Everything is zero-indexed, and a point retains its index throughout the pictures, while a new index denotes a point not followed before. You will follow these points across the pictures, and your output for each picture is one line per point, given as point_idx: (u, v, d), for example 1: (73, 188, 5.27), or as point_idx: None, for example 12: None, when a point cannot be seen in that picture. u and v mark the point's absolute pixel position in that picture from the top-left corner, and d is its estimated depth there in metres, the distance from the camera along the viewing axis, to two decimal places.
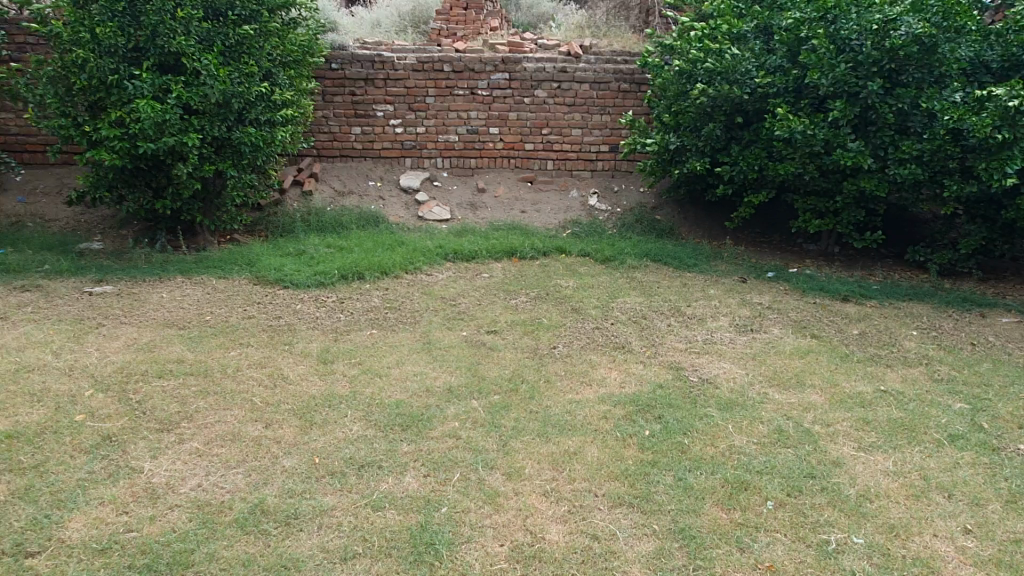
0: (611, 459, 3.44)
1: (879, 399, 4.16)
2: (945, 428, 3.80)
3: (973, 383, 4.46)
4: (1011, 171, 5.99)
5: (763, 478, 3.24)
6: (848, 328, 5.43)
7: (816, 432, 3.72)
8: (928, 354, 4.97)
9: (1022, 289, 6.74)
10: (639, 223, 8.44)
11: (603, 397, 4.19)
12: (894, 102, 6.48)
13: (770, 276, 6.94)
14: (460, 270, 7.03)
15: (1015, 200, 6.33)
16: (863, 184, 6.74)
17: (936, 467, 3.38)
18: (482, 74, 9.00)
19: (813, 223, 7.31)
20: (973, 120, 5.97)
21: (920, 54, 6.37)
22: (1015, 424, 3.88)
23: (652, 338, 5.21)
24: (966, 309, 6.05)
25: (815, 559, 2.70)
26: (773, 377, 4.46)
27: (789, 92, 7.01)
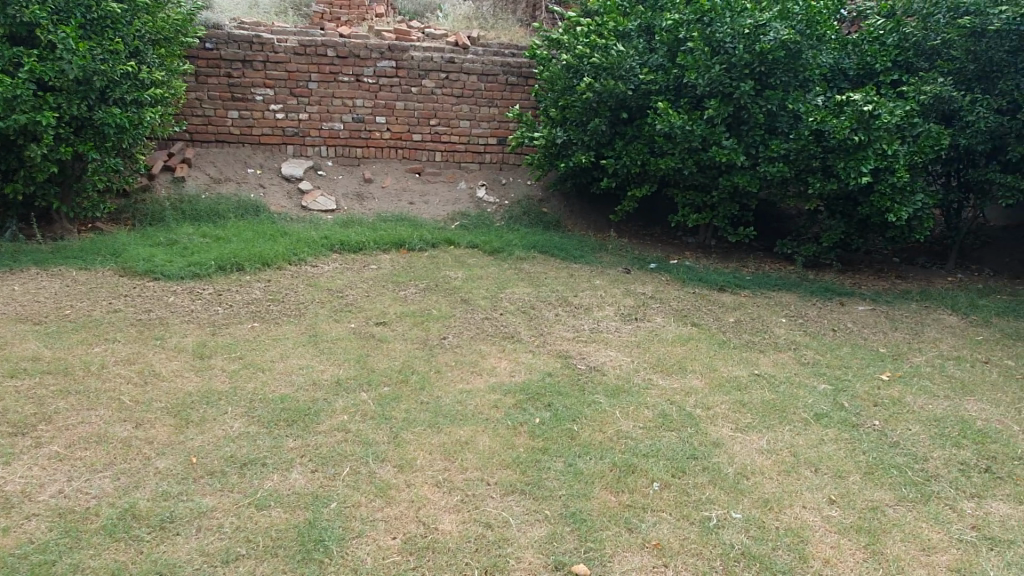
0: (502, 448, 3.45)
1: (753, 382, 4.41)
2: (811, 408, 4.06)
3: (834, 366, 4.80)
4: (866, 170, 6.50)
5: (648, 461, 3.35)
6: (724, 317, 5.71)
7: (697, 415, 3.89)
8: (795, 339, 5.31)
9: (875, 279, 7.33)
10: (527, 215, 8.53)
11: (493, 386, 4.21)
12: (764, 103, 6.86)
13: (652, 267, 7.20)
14: (346, 261, 6.85)
15: (869, 197, 6.87)
16: (737, 180, 7.11)
17: (804, 444, 3.62)
18: (368, 61, 8.81)
19: (691, 217, 7.65)
20: (833, 122, 6.49)
21: (786, 59, 6.78)
22: (871, 402, 4.22)
23: (541, 328, 5.28)
24: (827, 298, 6.52)
25: (698, 535, 2.82)
26: (656, 364, 4.62)
27: (670, 91, 7.25)
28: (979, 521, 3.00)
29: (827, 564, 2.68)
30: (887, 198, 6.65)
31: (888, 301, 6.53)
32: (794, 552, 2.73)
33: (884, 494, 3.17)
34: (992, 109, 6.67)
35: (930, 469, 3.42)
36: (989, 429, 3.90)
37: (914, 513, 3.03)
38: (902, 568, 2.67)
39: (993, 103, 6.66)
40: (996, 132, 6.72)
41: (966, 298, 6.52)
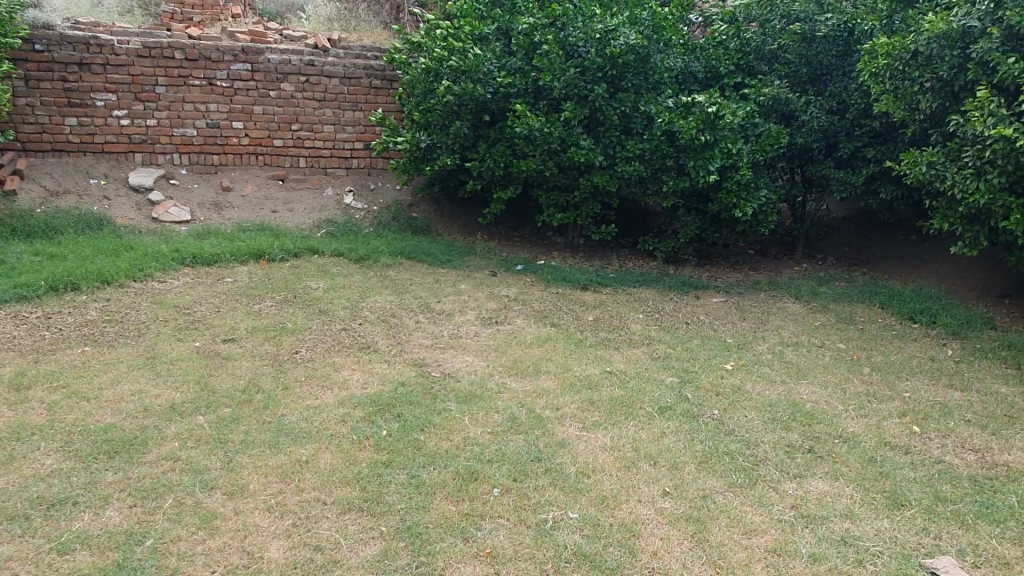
0: (344, 464, 3.35)
1: (604, 378, 4.51)
2: (657, 401, 4.19)
3: (682, 358, 4.99)
4: (713, 168, 6.82)
5: (492, 466, 3.35)
6: (583, 316, 5.82)
7: (545, 416, 3.93)
8: (649, 334, 5.48)
9: (729, 272, 7.70)
10: (395, 221, 8.39)
11: (343, 399, 4.08)
12: (618, 105, 7.07)
13: (518, 268, 7.26)
14: (199, 275, 6.49)
15: (719, 194, 7.20)
16: (596, 179, 7.27)
17: (646, 438, 3.72)
18: (220, 63, 8.41)
19: (556, 217, 7.74)
20: (681, 123, 6.75)
21: (636, 62, 7.01)
22: (714, 391, 4.40)
23: (399, 336, 5.20)
24: (684, 292, 6.78)
25: (532, 538, 2.83)
26: (511, 367, 4.65)
27: (530, 93, 7.33)
28: (797, 500, 3.17)
29: (654, 556, 2.75)
30: (734, 194, 7.01)
31: (739, 292, 6.86)
32: (624, 548, 2.79)
33: (715, 481, 3.30)
34: (824, 110, 7.15)
35: (759, 453, 3.60)
36: (816, 411, 4.15)
37: (740, 498, 3.17)
38: (723, 553, 2.77)
39: (824, 104, 7.17)
40: (829, 131, 7.23)
41: (808, 286, 6.94)
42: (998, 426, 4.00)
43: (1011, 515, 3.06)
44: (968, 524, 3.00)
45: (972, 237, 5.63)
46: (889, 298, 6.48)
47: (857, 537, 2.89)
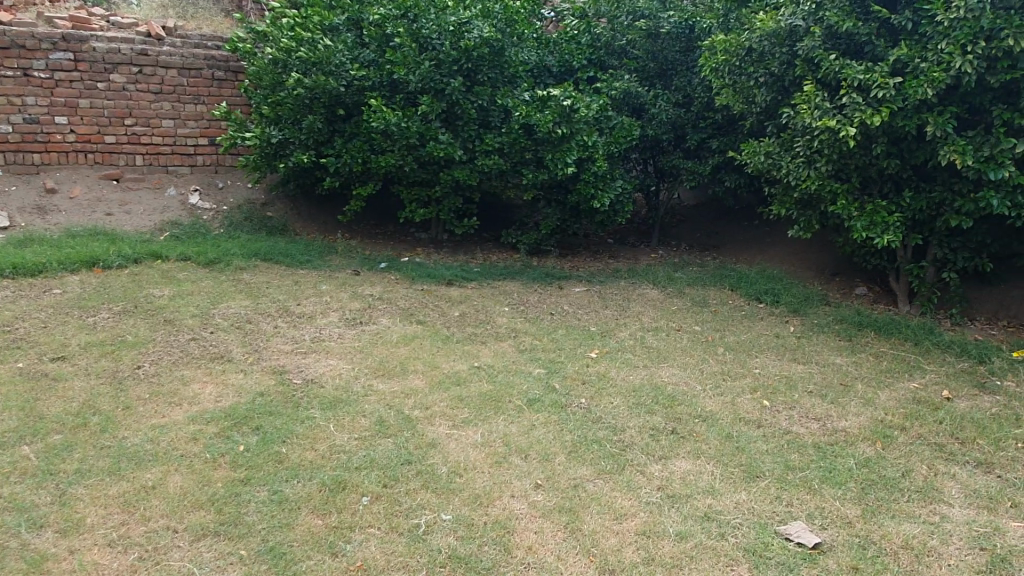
0: (197, 486, 3.10)
1: (473, 374, 4.46)
2: (526, 394, 4.20)
3: (549, 349, 5.04)
4: (571, 161, 6.94)
5: (360, 474, 3.22)
6: (449, 312, 5.75)
7: (414, 417, 3.83)
8: (515, 327, 5.50)
9: (590, 261, 7.90)
10: (248, 221, 7.93)
11: (194, 415, 3.78)
12: (475, 99, 7.03)
13: (382, 266, 7.07)
14: (20, 287, 5.82)
15: (577, 185, 7.35)
16: (457, 174, 7.20)
17: (516, 432, 3.71)
18: (37, 52, 7.63)
19: (418, 213, 7.60)
20: (538, 116, 6.83)
21: (490, 56, 6.97)
22: (580, 380, 4.47)
23: (255, 343, 4.90)
24: (547, 283, 6.87)
25: (405, 546, 2.73)
26: (377, 368, 4.51)
27: (385, 87, 7.14)
28: (663, 481, 3.27)
29: (529, 551, 2.73)
30: (591, 185, 7.18)
31: (600, 281, 7.04)
32: (498, 545, 2.76)
33: (585, 470, 3.34)
34: (671, 104, 7.50)
35: (626, 438, 3.69)
36: (677, 392, 4.32)
37: (610, 485, 3.22)
38: (596, 541, 2.80)
39: (671, 97, 7.51)
40: (677, 124, 7.57)
41: (664, 273, 7.24)
42: (836, 395, 4.33)
43: (850, 478, 3.31)
44: (815, 488, 3.21)
45: (805, 221, 6.08)
46: (737, 280, 6.88)
47: (719, 511, 3.01)
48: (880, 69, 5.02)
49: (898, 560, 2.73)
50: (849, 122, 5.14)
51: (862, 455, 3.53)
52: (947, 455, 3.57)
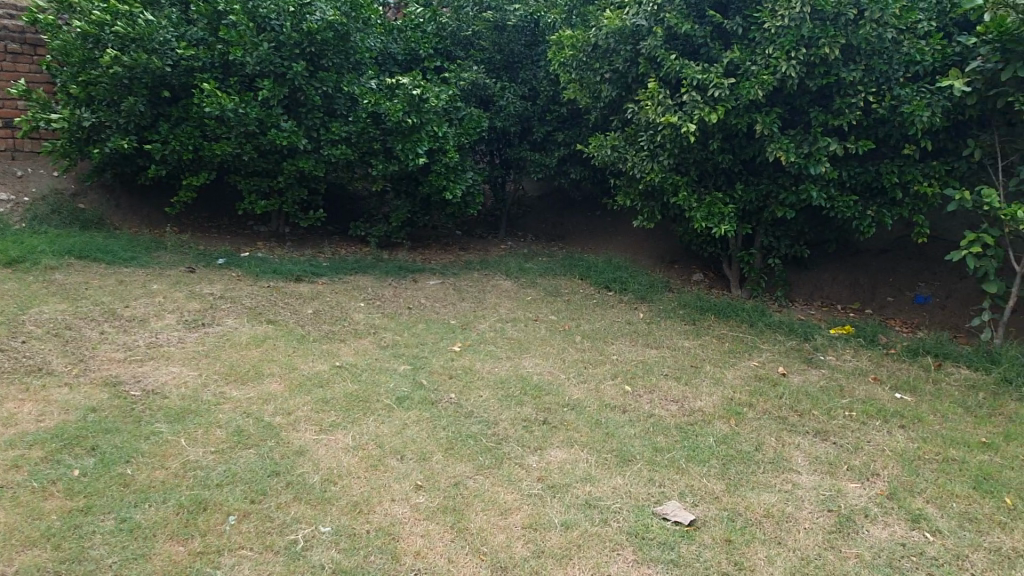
0: (25, 520, 2.69)
1: (335, 374, 4.25)
2: (393, 392, 4.07)
3: (411, 344, 4.92)
4: (422, 152, 6.81)
5: (222, 491, 2.95)
6: (301, 309, 5.45)
7: (277, 424, 3.58)
8: (374, 323, 5.31)
9: (441, 253, 7.83)
10: (57, 214, 7.06)
11: (11, 439, 3.28)
12: (319, 85, 6.67)
13: (220, 262, 6.56)
14: None
15: (428, 176, 7.22)
16: (301, 164, 6.82)
17: (387, 432, 3.57)
18: None
19: (258, 204, 7.14)
20: (387, 105, 6.63)
21: (334, 40, 6.64)
22: (446, 375, 4.40)
23: (79, 353, 4.35)
24: (401, 277, 6.72)
25: (283, 565, 2.54)
26: (228, 373, 4.17)
27: (216, 68, 6.61)
28: (542, 472, 3.29)
29: (418, 557, 2.64)
30: (442, 176, 7.10)
31: (454, 273, 7.00)
32: (385, 554, 2.64)
33: (464, 467, 3.28)
34: (517, 96, 7.59)
35: (500, 432, 3.67)
36: (543, 382, 4.38)
37: (490, 480, 3.19)
38: (484, 539, 2.76)
39: (518, 90, 7.60)
40: (524, 116, 7.67)
41: (516, 263, 7.33)
42: (689, 376, 4.60)
43: (712, 455, 3.51)
44: (683, 467, 3.37)
45: (649, 211, 6.39)
46: (586, 270, 7.11)
47: (599, 498, 3.08)
48: (716, 69, 5.33)
49: (763, 527, 2.92)
50: (689, 119, 5.43)
51: (719, 433, 3.76)
52: (789, 427, 3.90)
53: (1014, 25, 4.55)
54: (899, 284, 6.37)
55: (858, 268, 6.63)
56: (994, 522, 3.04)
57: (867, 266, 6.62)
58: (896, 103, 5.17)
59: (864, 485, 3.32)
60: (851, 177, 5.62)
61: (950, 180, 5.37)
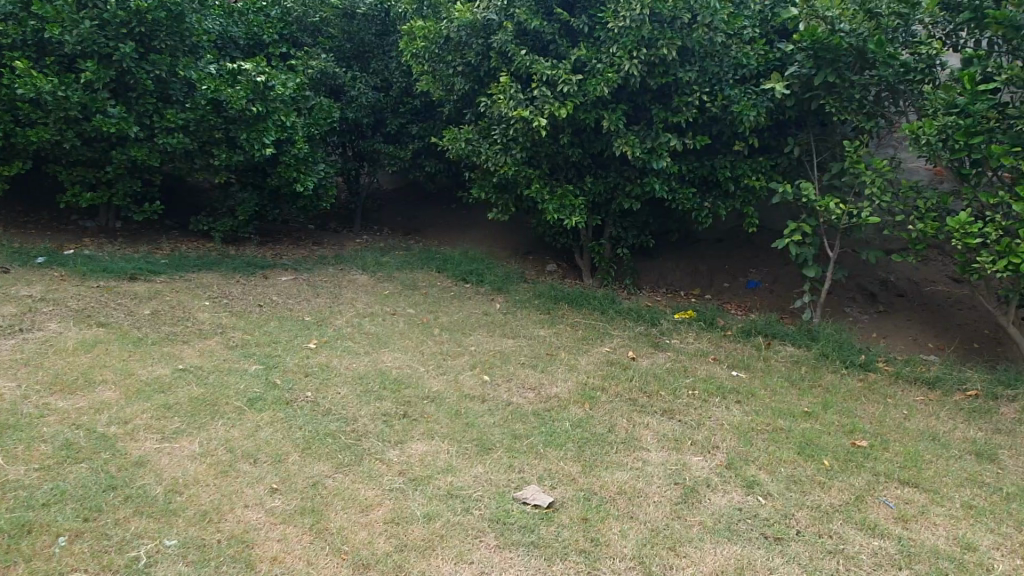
0: None
1: (179, 379, 3.98)
2: (244, 394, 3.87)
3: (263, 343, 4.71)
4: (268, 142, 6.51)
5: (49, 511, 2.69)
6: (138, 310, 5.06)
7: (112, 435, 3.30)
8: (221, 322, 5.02)
9: (293, 248, 7.55)
10: None
11: None
12: (151, 68, 6.19)
13: (41, 261, 5.96)
14: None
15: (276, 167, 6.92)
16: (133, 153, 6.31)
17: (239, 436, 3.40)
18: None
19: (84, 197, 6.54)
20: (228, 92, 6.27)
21: (167, 20, 6.16)
22: (301, 373, 4.25)
23: None
24: (250, 273, 6.41)
25: None
26: (53, 382, 3.79)
27: (30, 47, 5.99)
28: (404, 465, 3.27)
29: (275, 562, 2.54)
30: (292, 168, 6.82)
31: (307, 268, 6.77)
32: (238, 563, 2.52)
33: (322, 466, 3.20)
34: (369, 87, 7.45)
35: (359, 428, 3.60)
36: (402, 376, 4.34)
37: (350, 477, 3.13)
38: (345, 538, 2.70)
39: (369, 81, 7.45)
40: (376, 107, 7.53)
41: (372, 257, 7.20)
42: (544, 364, 4.73)
43: (568, 438, 3.64)
44: (541, 452, 3.47)
45: (503, 204, 6.48)
46: (443, 263, 7.12)
47: (460, 487, 3.10)
48: (564, 65, 5.49)
49: (617, 504, 3.06)
50: (540, 113, 5.56)
51: (574, 417, 3.91)
52: (639, 408, 4.11)
53: (825, 34, 4.95)
54: (733, 270, 6.89)
55: (697, 257, 7.11)
56: (816, 482, 3.37)
57: (705, 255, 7.10)
58: (727, 102, 5.57)
59: (706, 457, 3.57)
60: (689, 171, 5.99)
61: (774, 174, 5.87)
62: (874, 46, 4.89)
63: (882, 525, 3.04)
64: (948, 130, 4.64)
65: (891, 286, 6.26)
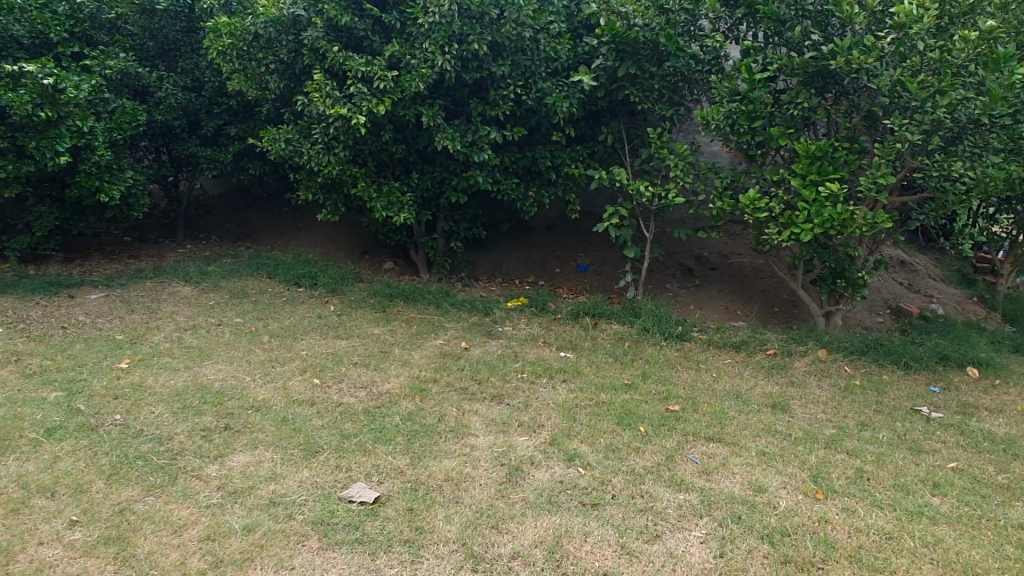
0: None
1: None
2: (41, 424, 3.57)
3: (66, 368, 4.35)
4: (62, 150, 5.96)
5: None
6: None
7: None
8: (16, 349, 4.59)
9: (105, 263, 7.01)
10: None
11: None
12: None
13: None
14: None
15: (76, 177, 6.38)
16: None
17: (34, 469, 3.14)
18: None
19: None
20: (9, 96, 5.66)
21: None
22: (110, 396, 3.97)
23: None
24: (53, 293, 5.88)
25: None
26: None
27: None
28: (222, 480, 3.15)
29: None
30: (94, 177, 6.30)
31: (121, 283, 6.31)
32: None
33: (132, 490, 3.02)
34: (178, 87, 7.02)
35: (174, 446, 3.43)
36: (225, 388, 4.16)
37: (163, 499, 2.97)
38: (154, 562, 2.58)
39: (178, 80, 7.04)
40: (188, 108, 7.12)
41: (195, 267, 6.83)
42: (377, 361, 4.72)
43: (398, 433, 3.65)
44: (369, 449, 3.47)
45: (331, 204, 6.34)
46: (273, 268, 6.88)
47: (284, 494, 3.04)
48: (378, 62, 5.46)
49: (443, 491, 3.12)
50: (358, 110, 5.49)
51: (405, 411, 3.93)
52: (470, 396, 4.21)
53: (623, 29, 5.29)
54: (564, 256, 7.16)
55: (530, 245, 7.33)
56: (631, 448, 3.61)
57: (537, 243, 7.33)
58: (540, 95, 5.78)
59: (531, 436, 3.72)
60: (511, 163, 6.16)
61: (591, 162, 6.16)
62: (664, 40, 5.28)
63: (687, 480, 3.31)
64: (733, 115, 5.08)
65: (704, 262, 6.77)
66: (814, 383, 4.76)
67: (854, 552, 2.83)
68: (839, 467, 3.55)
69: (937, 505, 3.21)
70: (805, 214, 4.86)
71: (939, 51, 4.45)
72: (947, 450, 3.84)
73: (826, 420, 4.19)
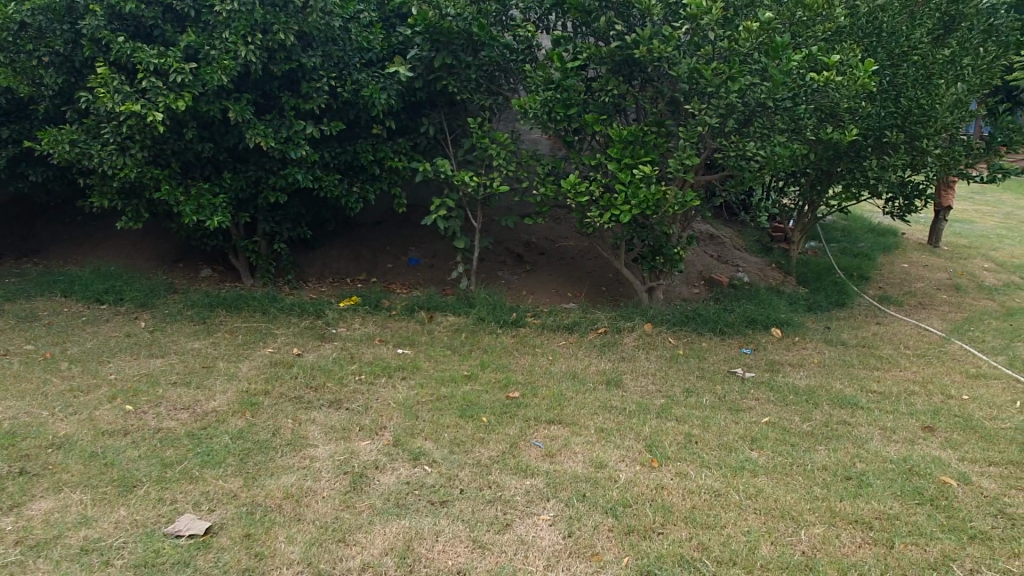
0: None
1: None
2: None
3: None
4: None
5: None
6: None
7: None
8: None
9: None
10: None
11: None
12: None
13: None
14: None
15: None
16: None
17: None
18: None
19: None
20: None
21: None
22: None
23: None
24: None
25: None
26: None
27: None
28: (21, 533, 2.76)
29: None
30: None
31: None
32: None
33: None
34: None
35: None
36: (17, 427, 3.65)
37: None
38: None
39: None
40: None
41: None
42: (199, 379, 4.35)
43: (228, 454, 3.40)
44: (196, 476, 3.19)
45: (133, 210, 5.77)
46: (68, 285, 6.15)
47: (97, 539, 2.72)
48: (173, 53, 5.01)
49: (282, 510, 2.94)
50: (154, 106, 5.02)
51: (234, 429, 3.66)
52: (306, 405, 4.00)
53: (436, 19, 5.22)
54: (395, 251, 7.05)
55: (359, 242, 7.12)
56: (475, 440, 3.61)
57: (366, 238, 7.14)
58: (356, 87, 5.59)
59: (374, 440, 3.60)
60: (332, 158, 5.92)
61: (414, 154, 6.07)
62: (477, 30, 5.30)
63: (532, 465, 3.36)
64: (549, 103, 5.21)
65: (533, 247, 6.93)
66: (642, 356, 5.02)
67: (689, 513, 3.01)
68: (670, 434, 3.76)
69: (756, 459, 3.51)
70: (623, 196, 5.08)
71: (727, 40, 4.83)
72: (760, 407, 4.20)
73: (655, 391, 4.43)
